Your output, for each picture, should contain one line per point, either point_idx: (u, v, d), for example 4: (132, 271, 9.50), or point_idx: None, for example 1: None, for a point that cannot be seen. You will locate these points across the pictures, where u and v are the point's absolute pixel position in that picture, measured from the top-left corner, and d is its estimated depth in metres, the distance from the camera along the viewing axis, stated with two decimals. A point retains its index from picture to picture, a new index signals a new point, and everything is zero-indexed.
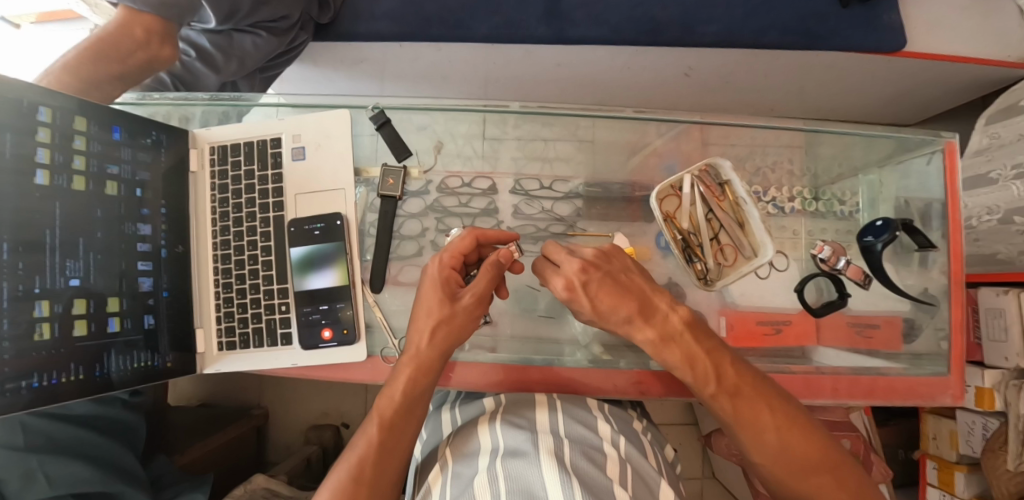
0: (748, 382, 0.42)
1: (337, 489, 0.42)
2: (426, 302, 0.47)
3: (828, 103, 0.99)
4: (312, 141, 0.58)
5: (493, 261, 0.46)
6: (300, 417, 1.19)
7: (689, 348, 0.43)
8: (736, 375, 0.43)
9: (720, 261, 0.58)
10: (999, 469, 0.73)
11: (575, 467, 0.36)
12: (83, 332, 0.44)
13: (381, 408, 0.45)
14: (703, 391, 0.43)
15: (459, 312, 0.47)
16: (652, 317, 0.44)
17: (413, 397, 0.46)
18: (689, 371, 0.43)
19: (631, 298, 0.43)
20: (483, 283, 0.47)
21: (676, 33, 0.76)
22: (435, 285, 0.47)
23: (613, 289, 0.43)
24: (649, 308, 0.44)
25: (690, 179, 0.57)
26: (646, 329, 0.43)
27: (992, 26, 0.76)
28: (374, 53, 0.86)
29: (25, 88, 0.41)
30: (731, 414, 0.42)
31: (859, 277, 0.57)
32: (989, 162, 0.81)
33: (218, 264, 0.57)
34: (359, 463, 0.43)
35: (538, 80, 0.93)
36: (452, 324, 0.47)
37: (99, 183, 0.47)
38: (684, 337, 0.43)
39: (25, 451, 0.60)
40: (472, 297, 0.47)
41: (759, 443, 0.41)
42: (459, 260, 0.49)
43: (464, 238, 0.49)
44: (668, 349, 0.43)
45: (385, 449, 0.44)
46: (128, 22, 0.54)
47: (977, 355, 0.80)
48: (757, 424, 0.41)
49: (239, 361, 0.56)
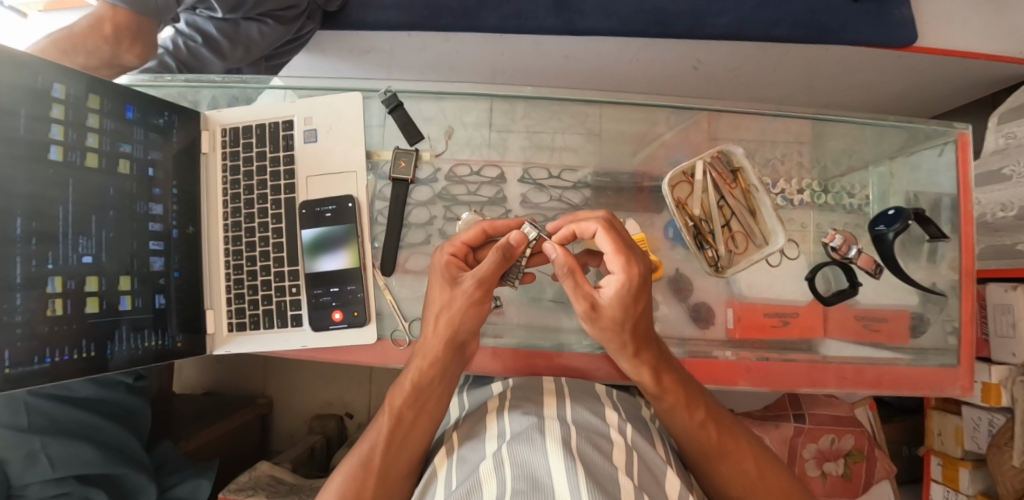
0: (720, 413, 0.48)
1: (349, 476, 0.44)
2: (430, 291, 0.47)
3: (837, 98, 0.98)
4: (323, 124, 0.58)
5: (498, 246, 0.43)
6: (303, 407, 1.20)
7: (671, 385, 0.46)
8: (712, 407, 0.48)
9: (731, 248, 0.59)
10: (1005, 465, 0.73)
11: (582, 454, 0.35)
12: (95, 309, 0.45)
13: (394, 398, 0.47)
14: (682, 423, 0.47)
15: (458, 295, 0.45)
16: (654, 341, 0.45)
17: (421, 387, 0.46)
18: (675, 401, 0.46)
19: (637, 325, 0.43)
20: (485, 267, 0.44)
21: (686, 26, 0.76)
22: (436, 271, 0.47)
23: (622, 316, 0.42)
24: (652, 336, 0.46)
25: (702, 165, 0.58)
26: (641, 355, 0.44)
27: (1003, 22, 0.76)
28: (382, 42, 0.86)
29: (42, 66, 0.42)
30: (713, 442, 0.47)
31: (871, 266, 0.57)
32: (1004, 159, 0.80)
33: (229, 247, 0.57)
34: (368, 452, 0.45)
35: (546, 72, 0.93)
36: (452, 309, 0.45)
37: (111, 162, 0.48)
38: (672, 368, 0.47)
39: (28, 431, 0.60)
40: (472, 282, 0.45)
41: (738, 471, 0.46)
42: (462, 249, 0.48)
43: (471, 229, 0.48)
44: (663, 378, 0.45)
45: (394, 438, 0.45)
46: (101, 18, 0.55)
47: (984, 351, 0.79)
48: (734, 453, 0.46)
49: (247, 342, 0.56)
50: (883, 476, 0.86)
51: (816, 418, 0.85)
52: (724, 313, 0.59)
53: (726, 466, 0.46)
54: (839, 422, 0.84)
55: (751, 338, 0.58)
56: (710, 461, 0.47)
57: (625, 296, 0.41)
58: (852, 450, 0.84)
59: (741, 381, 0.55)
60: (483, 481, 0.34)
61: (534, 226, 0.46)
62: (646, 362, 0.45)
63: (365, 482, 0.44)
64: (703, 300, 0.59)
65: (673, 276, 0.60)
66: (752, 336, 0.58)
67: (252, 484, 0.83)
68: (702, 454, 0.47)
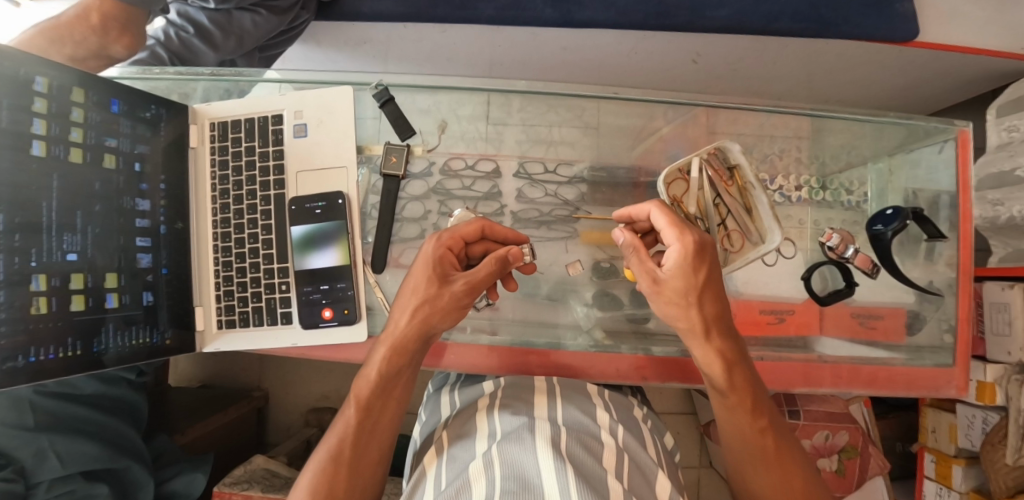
0: (781, 425, 0.44)
1: (319, 470, 0.42)
2: (413, 278, 0.44)
3: (838, 92, 0.97)
4: (313, 117, 0.57)
5: (500, 255, 0.45)
6: (300, 400, 1.20)
7: (736, 377, 0.42)
8: (775, 418, 0.44)
9: (726, 247, 0.58)
10: (998, 463, 0.74)
11: (572, 455, 0.35)
12: (81, 307, 0.44)
13: (359, 389, 0.45)
14: (737, 424, 0.43)
15: (445, 295, 0.43)
16: (729, 333, 0.42)
17: (388, 377, 0.45)
18: (740, 400, 0.43)
19: (705, 300, 0.40)
20: (482, 272, 0.44)
21: (686, 17, 0.74)
22: (427, 263, 0.44)
23: (687, 285, 0.39)
24: (726, 323, 0.42)
25: (698, 162, 0.56)
26: (711, 340, 0.41)
27: (1006, 18, 0.75)
28: (378, 33, 0.85)
29: (24, 59, 0.41)
30: (769, 450, 0.42)
31: (866, 265, 0.56)
32: (1012, 158, 0.78)
33: (218, 242, 0.56)
34: (338, 444, 0.43)
35: (543, 64, 0.92)
36: (435, 306, 0.43)
37: (96, 156, 0.47)
38: (744, 367, 0.43)
39: (36, 429, 0.60)
40: (463, 285, 0.44)
41: (784, 485, 0.41)
42: (459, 243, 0.47)
43: (470, 223, 0.48)
44: (733, 374, 0.42)
45: (362, 429, 0.44)
46: (88, 8, 0.53)
47: (981, 349, 0.79)
48: (788, 466, 0.42)
49: (237, 339, 0.56)
50: (876, 472, 0.86)
51: (810, 414, 0.85)
52: None
53: (774, 477, 0.42)
54: (834, 418, 0.85)
55: (747, 334, 0.58)
56: (759, 469, 0.42)
57: (687, 264, 0.39)
58: (847, 446, 0.84)
59: None
60: (473, 479, 0.34)
61: (530, 247, 0.50)
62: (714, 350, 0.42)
63: (335, 476, 0.42)
64: None
65: None
66: (746, 333, 0.58)
67: (248, 477, 0.84)
68: (753, 460, 0.43)
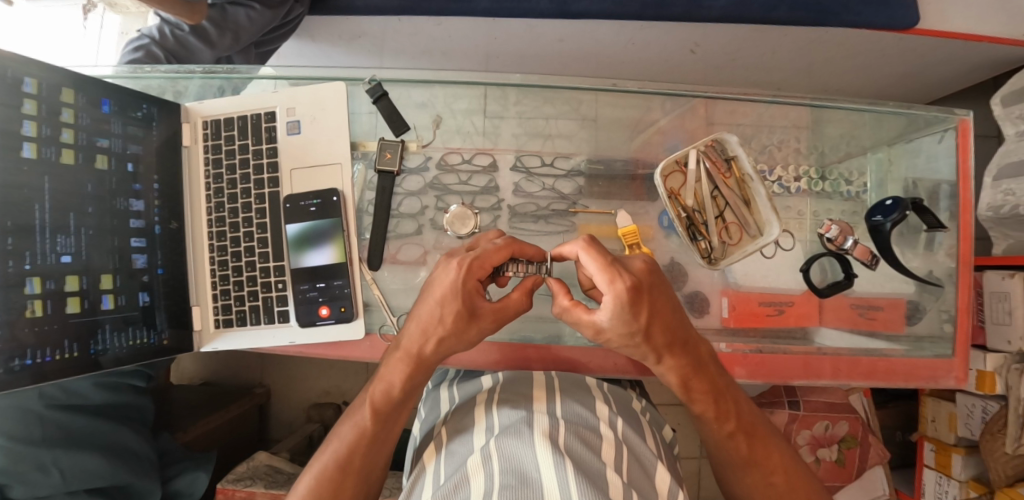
0: (756, 423, 0.45)
1: (324, 476, 0.42)
2: (438, 310, 0.39)
3: (837, 81, 0.96)
4: (306, 114, 0.57)
5: (529, 288, 0.41)
6: (302, 396, 1.20)
7: (702, 389, 0.41)
8: (747, 416, 0.44)
9: (724, 239, 0.59)
10: (998, 451, 0.75)
11: (569, 449, 0.35)
12: (77, 309, 0.44)
13: (376, 401, 0.43)
14: (719, 430, 0.43)
15: (474, 326, 0.40)
16: (686, 346, 0.39)
17: (407, 393, 0.44)
18: (704, 411, 0.42)
19: (653, 335, 0.36)
20: (512, 307, 0.41)
21: (682, 7, 0.73)
22: (456, 297, 0.38)
23: (630, 331, 0.35)
24: (685, 340, 0.39)
25: (696, 154, 0.56)
26: (664, 362, 0.39)
27: (1008, 4, 0.73)
28: (371, 28, 0.83)
29: (9, 59, 0.40)
30: (743, 452, 0.43)
31: (866, 256, 0.56)
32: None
33: (214, 242, 0.56)
34: (347, 453, 0.43)
35: (539, 55, 0.91)
36: (459, 336, 0.41)
37: (88, 157, 0.47)
38: (708, 372, 0.42)
39: (41, 446, 0.58)
40: (490, 318, 0.40)
41: (766, 484, 0.43)
42: (488, 270, 0.40)
43: (500, 247, 0.40)
44: (693, 384, 0.41)
45: (375, 439, 0.44)
46: None
47: (981, 338, 0.79)
48: (767, 464, 0.43)
49: (234, 338, 0.56)
50: (876, 462, 0.87)
51: (810, 405, 0.85)
52: (718, 302, 0.58)
53: (754, 476, 0.43)
54: (834, 409, 0.85)
55: (746, 326, 0.58)
56: (737, 468, 0.44)
57: (624, 314, 0.33)
58: (847, 436, 0.85)
59: (736, 370, 0.54)
60: (470, 476, 0.34)
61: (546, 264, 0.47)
62: (672, 367, 0.39)
63: (343, 483, 0.42)
64: (697, 290, 0.59)
65: (667, 264, 0.59)
66: (746, 324, 0.58)
67: (251, 473, 0.84)
68: (731, 460, 0.44)
